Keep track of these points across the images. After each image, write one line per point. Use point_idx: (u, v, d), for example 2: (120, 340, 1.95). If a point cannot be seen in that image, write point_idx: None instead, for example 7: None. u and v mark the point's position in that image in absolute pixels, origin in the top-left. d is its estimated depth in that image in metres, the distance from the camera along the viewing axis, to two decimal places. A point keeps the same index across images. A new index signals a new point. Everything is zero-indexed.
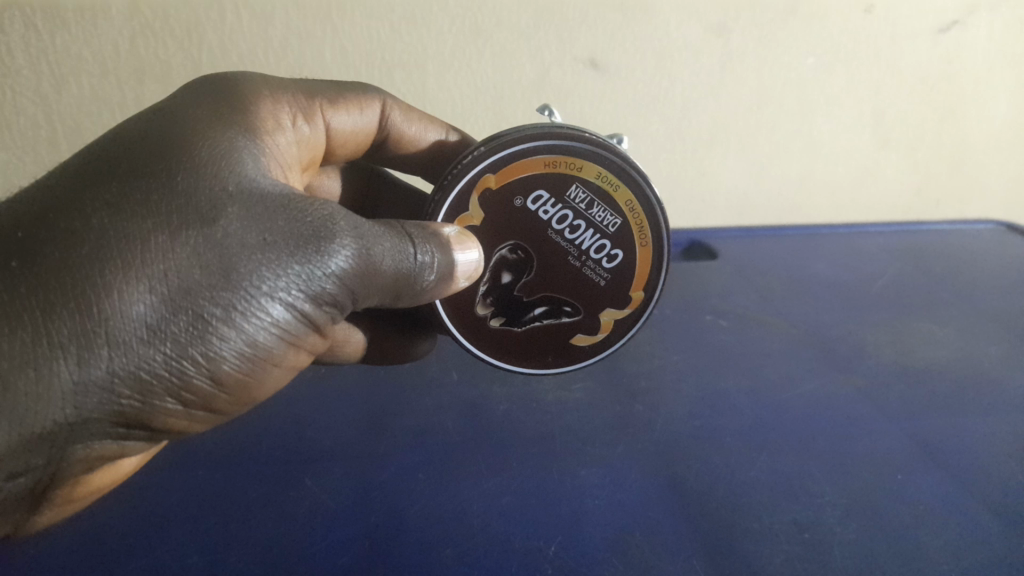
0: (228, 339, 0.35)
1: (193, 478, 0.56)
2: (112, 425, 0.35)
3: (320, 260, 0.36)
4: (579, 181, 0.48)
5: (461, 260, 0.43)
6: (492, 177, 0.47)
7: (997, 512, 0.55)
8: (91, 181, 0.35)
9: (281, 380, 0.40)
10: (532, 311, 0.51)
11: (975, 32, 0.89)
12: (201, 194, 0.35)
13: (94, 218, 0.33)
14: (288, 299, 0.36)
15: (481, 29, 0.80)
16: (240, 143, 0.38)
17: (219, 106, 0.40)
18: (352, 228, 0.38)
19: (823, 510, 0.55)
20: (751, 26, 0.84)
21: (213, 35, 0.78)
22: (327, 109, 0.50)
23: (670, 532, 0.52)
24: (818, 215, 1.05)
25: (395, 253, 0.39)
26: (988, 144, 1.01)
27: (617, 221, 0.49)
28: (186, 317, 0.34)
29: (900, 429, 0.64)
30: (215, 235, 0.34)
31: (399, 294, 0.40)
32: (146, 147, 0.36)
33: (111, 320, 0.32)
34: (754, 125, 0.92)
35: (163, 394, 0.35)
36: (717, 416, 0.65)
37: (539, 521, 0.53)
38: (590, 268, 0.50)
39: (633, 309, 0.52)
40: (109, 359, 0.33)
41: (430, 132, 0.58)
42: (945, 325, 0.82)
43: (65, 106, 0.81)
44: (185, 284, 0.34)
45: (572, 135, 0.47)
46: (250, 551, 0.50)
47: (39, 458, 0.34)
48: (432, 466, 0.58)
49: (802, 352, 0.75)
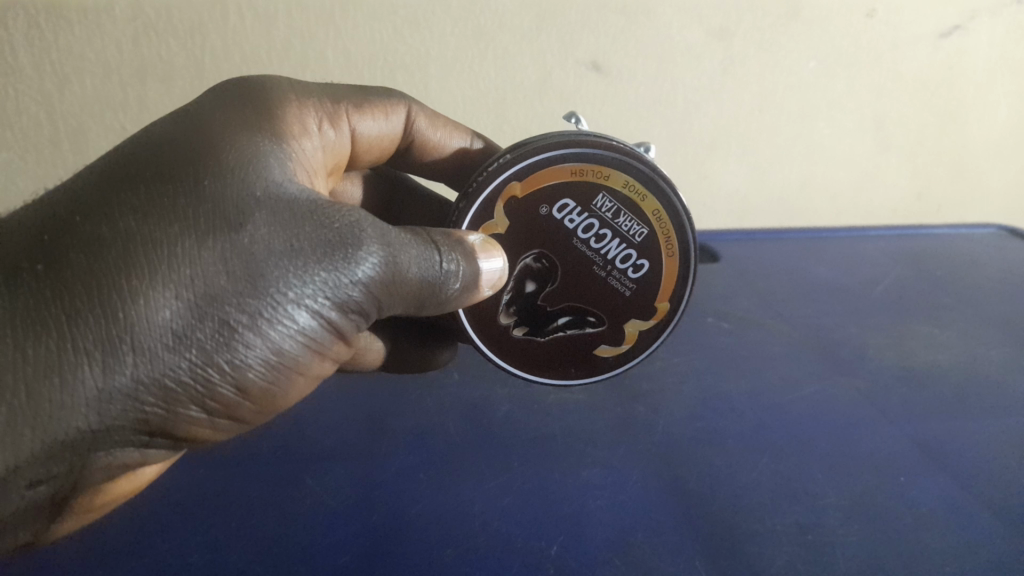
0: (253, 347, 0.35)
1: (193, 477, 0.55)
2: (135, 434, 0.34)
3: (346, 267, 0.36)
4: (605, 190, 0.48)
5: (485, 269, 0.43)
6: (517, 185, 0.47)
7: (998, 513, 0.56)
8: (115, 185, 0.34)
9: (304, 389, 0.40)
10: (556, 322, 0.51)
11: (975, 37, 0.90)
12: (228, 199, 0.35)
13: (120, 221, 0.33)
14: (314, 306, 0.36)
15: (483, 32, 0.80)
16: (266, 148, 0.38)
17: (244, 111, 0.40)
18: (378, 235, 0.37)
19: (825, 512, 0.55)
20: (753, 30, 0.84)
21: (217, 35, 0.77)
22: (352, 115, 0.50)
23: (672, 533, 0.53)
24: (818, 219, 1.06)
25: (420, 260, 0.39)
26: (988, 148, 1.02)
27: (642, 231, 0.49)
28: (212, 325, 0.33)
29: (901, 431, 0.65)
30: (242, 240, 0.34)
31: (424, 302, 0.40)
32: (171, 151, 0.36)
33: (136, 326, 0.32)
34: (757, 127, 0.93)
35: (187, 403, 0.34)
36: (718, 417, 0.65)
37: (542, 522, 0.53)
38: (615, 278, 0.50)
39: (657, 320, 0.52)
40: (133, 366, 0.32)
41: (454, 139, 0.58)
42: (946, 328, 0.83)
43: (67, 106, 0.79)
44: (210, 290, 0.33)
45: (599, 144, 0.47)
46: (250, 550, 0.49)
47: (61, 467, 0.33)
48: (434, 466, 0.57)
49: (806, 355, 0.76)
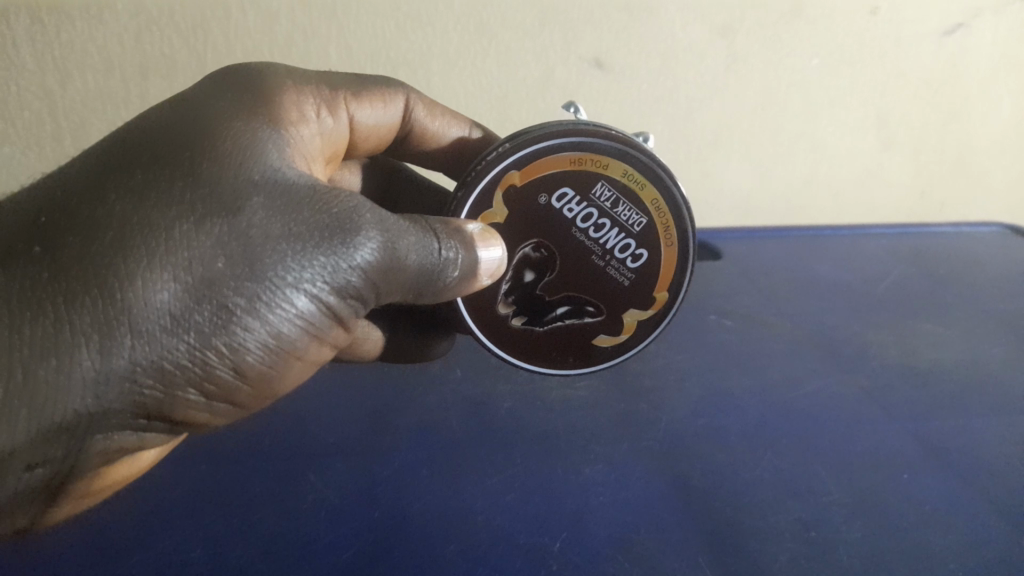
0: (251, 330, 0.35)
1: (194, 473, 0.55)
2: (132, 417, 0.35)
3: (345, 251, 0.36)
4: (604, 179, 0.48)
5: (484, 258, 0.43)
6: (516, 174, 0.47)
7: (1002, 511, 0.56)
8: (113, 170, 0.34)
9: (302, 375, 0.40)
10: (554, 311, 0.51)
11: (978, 35, 0.90)
12: (225, 184, 0.35)
13: (117, 205, 0.33)
14: (312, 290, 0.36)
15: (486, 28, 0.80)
16: (263, 134, 0.38)
17: (242, 99, 0.40)
18: (376, 220, 0.38)
19: (828, 511, 0.55)
20: (756, 27, 0.84)
21: (220, 32, 0.77)
22: (350, 102, 0.50)
23: (675, 530, 0.52)
24: (821, 217, 1.06)
25: (419, 247, 0.39)
26: (991, 147, 1.02)
27: (641, 220, 0.49)
28: (209, 308, 0.34)
29: (903, 429, 0.64)
30: (239, 224, 0.34)
31: (422, 289, 0.40)
32: (169, 137, 0.36)
33: (134, 308, 0.32)
34: (759, 126, 0.93)
35: (184, 386, 0.34)
36: (721, 415, 0.65)
37: (545, 519, 0.53)
38: (614, 267, 0.50)
39: (656, 310, 0.52)
40: (131, 348, 0.32)
41: (452, 127, 0.58)
42: (949, 326, 0.83)
43: (69, 101, 0.80)
44: (208, 274, 0.33)
45: (597, 133, 0.47)
46: (253, 545, 0.49)
47: (58, 449, 0.33)
48: (436, 462, 0.57)
49: (807, 352, 0.76)
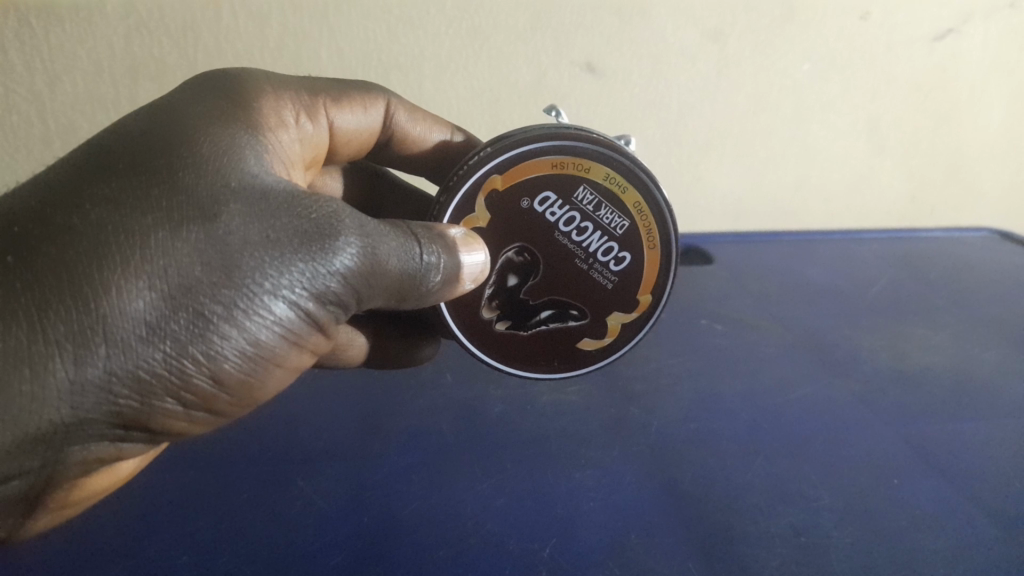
0: (229, 338, 0.35)
1: (183, 478, 0.54)
2: (109, 427, 0.34)
3: (324, 258, 0.36)
4: (586, 183, 0.48)
5: (467, 262, 0.43)
6: (498, 178, 0.47)
7: (994, 516, 0.55)
8: (89, 178, 0.34)
9: (283, 381, 0.40)
10: (538, 315, 0.51)
11: (971, 40, 0.91)
12: (201, 190, 0.35)
13: (92, 213, 0.33)
14: (292, 297, 0.36)
15: (477, 32, 0.80)
16: (242, 140, 0.38)
17: (221, 105, 0.40)
18: (357, 226, 0.38)
19: (819, 514, 0.54)
20: (747, 32, 0.84)
21: (210, 34, 0.77)
22: (331, 108, 0.50)
23: (667, 534, 0.52)
24: (813, 221, 1.06)
25: (400, 252, 0.39)
26: (983, 153, 1.02)
27: (624, 223, 0.49)
28: (186, 316, 0.33)
29: (895, 432, 0.64)
30: (216, 231, 0.34)
31: (404, 294, 0.40)
32: (146, 144, 0.36)
33: (109, 318, 0.32)
34: (751, 129, 0.93)
35: (162, 395, 0.34)
36: (713, 419, 0.65)
37: (536, 523, 0.52)
38: (597, 271, 0.50)
39: (640, 313, 0.52)
40: (106, 358, 0.32)
41: (435, 132, 0.58)
42: (940, 330, 0.83)
43: (57, 104, 0.80)
44: (184, 282, 0.33)
45: (580, 136, 0.47)
46: (240, 551, 0.48)
47: (37, 459, 0.33)
48: (426, 467, 0.57)
49: (800, 356, 0.75)
